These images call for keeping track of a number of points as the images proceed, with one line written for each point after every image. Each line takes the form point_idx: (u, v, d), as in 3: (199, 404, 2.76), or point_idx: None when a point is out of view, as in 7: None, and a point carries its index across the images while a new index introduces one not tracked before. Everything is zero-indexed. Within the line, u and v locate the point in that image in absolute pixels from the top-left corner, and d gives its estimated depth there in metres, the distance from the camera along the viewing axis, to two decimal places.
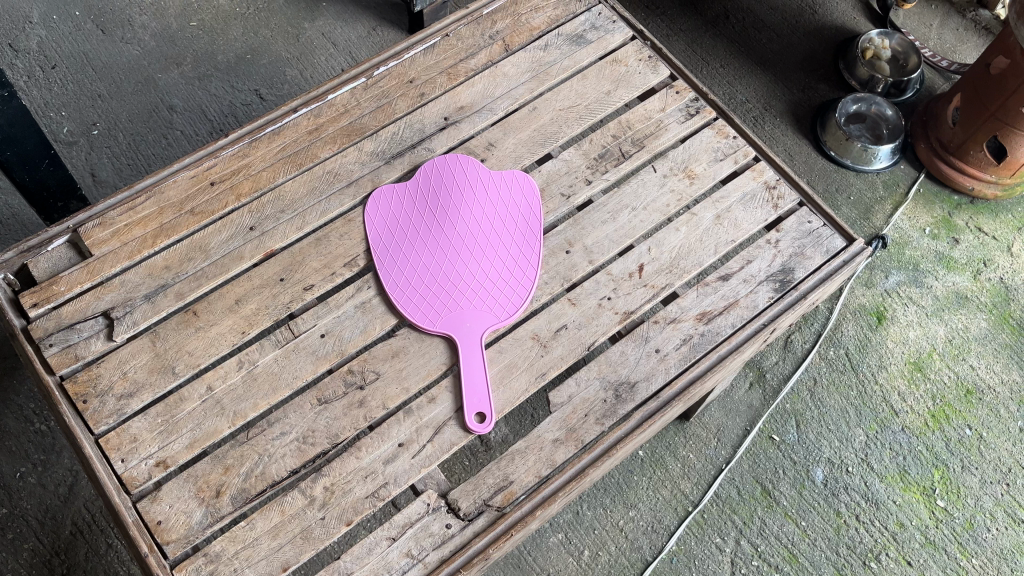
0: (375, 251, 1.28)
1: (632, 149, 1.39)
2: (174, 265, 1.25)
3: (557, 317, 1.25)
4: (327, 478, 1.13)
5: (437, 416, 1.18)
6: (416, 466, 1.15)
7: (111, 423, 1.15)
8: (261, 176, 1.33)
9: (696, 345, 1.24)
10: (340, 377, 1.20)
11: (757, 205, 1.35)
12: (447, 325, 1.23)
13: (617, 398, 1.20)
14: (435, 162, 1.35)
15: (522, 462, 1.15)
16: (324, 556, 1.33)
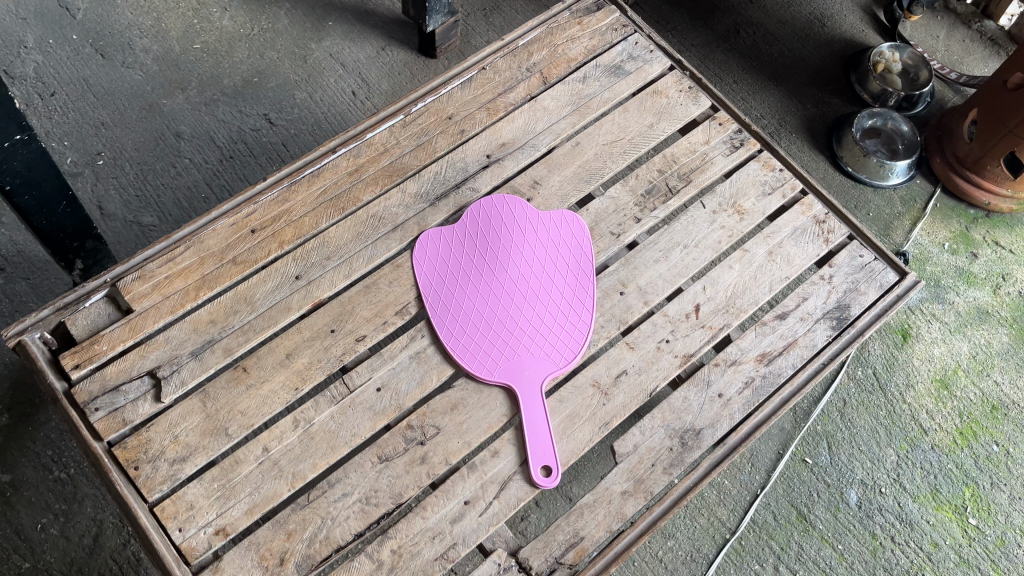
0: (426, 298, 1.24)
1: (679, 184, 1.36)
2: (219, 319, 1.21)
3: (616, 362, 1.22)
4: (394, 540, 1.10)
5: (502, 471, 1.15)
6: (485, 524, 1.12)
7: (165, 490, 1.11)
8: (303, 221, 1.28)
9: (758, 388, 1.22)
10: (400, 433, 1.16)
11: (808, 239, 1.34)
12: (506, 374, 1.20)
13: (683, 446, 1.18)
14: (482, 203, 1.32)
15: (591, 517, 1.13)
16: None
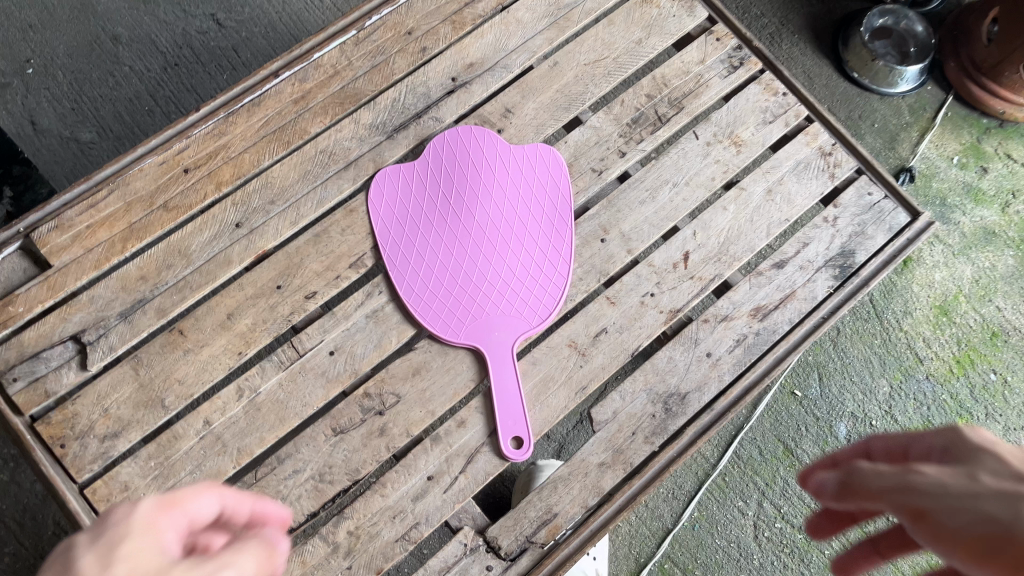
0: (383, 249, 1.11)
1: (669, 111, 1.21)
2: (150, 275, 1.07)
3: (595, 319, 1.10)
4: (351, 521, 1.01)
5: (469, 443, 1.05)
6: (450, 502, 1.03)
7: (97, 469, 1.01)
8: (243, 159, 1.13)
9: (751, 346, 1.11)
10: (356, 402, 1.05)
11: (811, 175, 1.20)
12: (474, 335, 1.08)
13: (667, 413, 1.08)
14: (446, 136, 1.16)
15: (566, 492, 1.04)
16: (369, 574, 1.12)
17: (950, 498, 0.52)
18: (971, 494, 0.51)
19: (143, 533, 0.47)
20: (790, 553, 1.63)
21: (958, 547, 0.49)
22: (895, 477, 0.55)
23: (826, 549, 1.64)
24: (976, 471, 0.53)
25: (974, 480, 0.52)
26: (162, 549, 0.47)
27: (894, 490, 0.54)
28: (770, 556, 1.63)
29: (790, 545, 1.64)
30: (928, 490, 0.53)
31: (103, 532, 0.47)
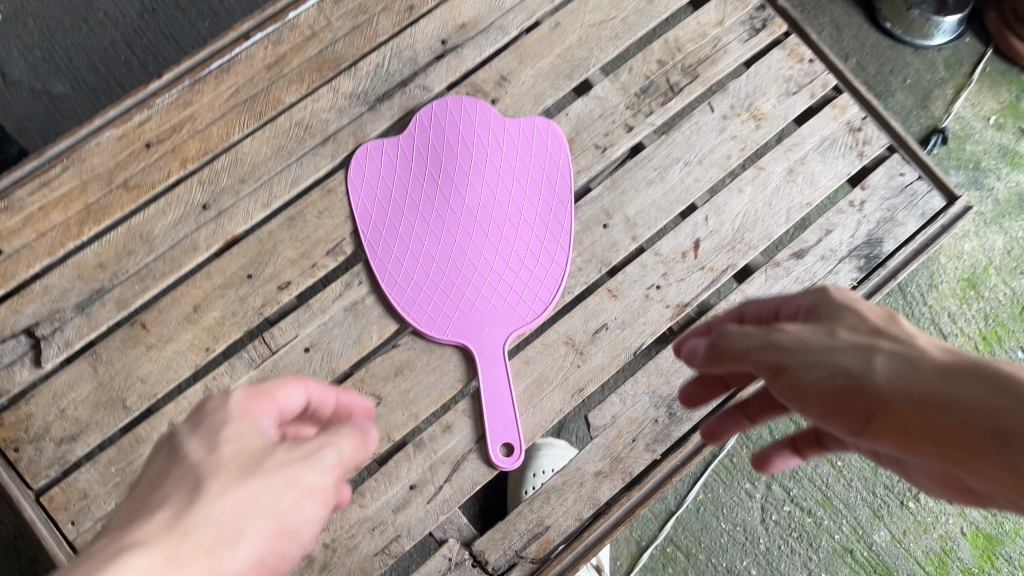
0: (364, 234, 1.01)
1: (683, 80, 1.09)
2: (109, 262, 0.98)
3: (595, 314, 1.01)
4: (327, 533, 0.94)
5: (456, 449, 0.97)
6: (434, 514, 0.96)
7: (54, 474, 0.94)
8: (210, 132, 1.03)
9: None
10: None
11: (838, 153, 1.08)
12: (462, 331, 0.99)
13: (670, 418, 0.99)
14: (434, 107, 1.05)
15: (559, 503, 0.97)
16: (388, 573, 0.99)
17: (808, 353, 0.59)
18: (827, 347, 0.58)
19: (242, 419, 0.56)
20: (798, 537, 1.57)
21: (814, 399, 0.57)
22: (757, 337, 0.63)
23: (836, 533, 1.58)
24: (834, 328, 0.60)
25: (830, 335, 0.60)
26: (261, 433, 0.56)
27: (754, 347, 0.62)
28: (776, 540, 1.56)
29: (798, 529, 1.57)
30: (788, 345, 0.60)
31: (204, 420, 0.56)
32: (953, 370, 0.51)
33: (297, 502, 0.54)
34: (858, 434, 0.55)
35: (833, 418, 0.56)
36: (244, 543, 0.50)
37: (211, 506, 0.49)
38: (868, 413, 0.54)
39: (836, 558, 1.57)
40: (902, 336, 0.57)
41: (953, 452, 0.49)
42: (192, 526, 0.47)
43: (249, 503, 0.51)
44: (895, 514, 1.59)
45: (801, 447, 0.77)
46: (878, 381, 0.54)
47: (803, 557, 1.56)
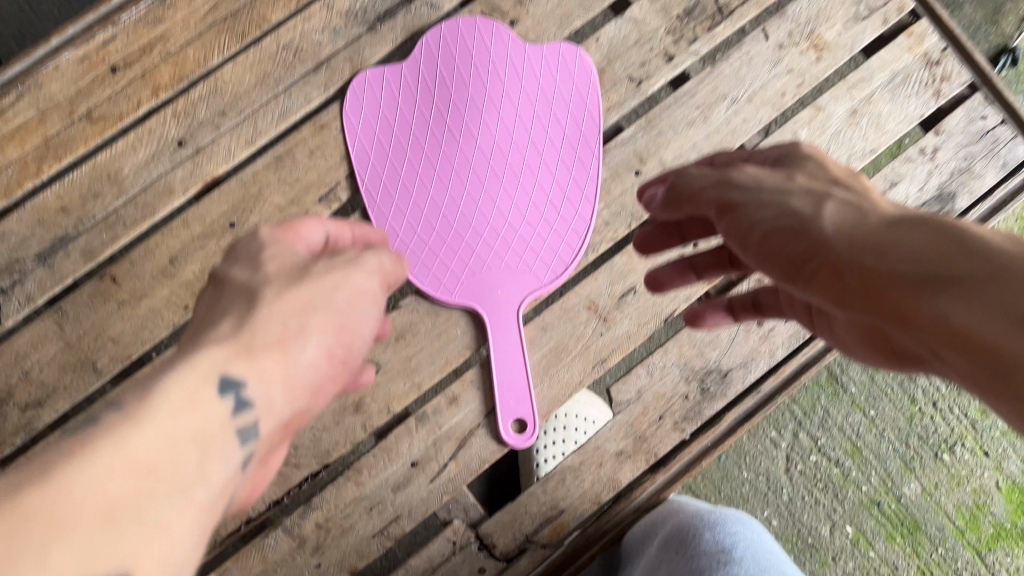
0: (361, 179, 0.89)
1: (733, 2, 0.94)
2: (72, 206, 0.87)
3: (622, 276, 0.89)
4: (320, 512, 0.86)
5: (462, 423, 0.88)
6: (437, 494, 0.87)
7: (20, 442, 0.85)
8: (186, 55, 0.89)
9: None
10: None
11: (910, 91, 0.94)
12: (470, 293, 0.88)
13: (703, 394, 0.89)
14: (443, 31, 0.91)
15: (575, 485, 0.88)
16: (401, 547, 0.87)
17: (761, 193, 0.58)
18: (780, 190, 0.57)
19: (278, 243, 0.67)
20: (823, 489, 1.40)
21: (758, 237, 0.57)
22: (715, 177, 0.62)
23: (864, 485, 1.41)
24: (793, 176, 0.60)
25: (788, 181, 0.59)
26: (297, 249, 0.68)
27: (710, 187, 0.61)
28: (800, 491, 1.40)
29: (823, 483, 1.40)
30: (744, 185, 0.59)
31: (245, 249, 0.67)
32: (902, 222, 0.49)
33: (345, 308, 0.64)
34: (799, 281, 0.54)
35: (773, 262, 0.56)
36: (309, 338, 0.60)
37: (268, 315, 0.59)
38: (811, 258, 0.53)
39: (862, 510, 1.40)
40: (862, 194, 0.56)
41: (883, 302, 0.47)
42: (257, 328, 0.58)
43: (305, 306, 0.61)
44: (928, 467, 1.42)
45: (732, 309, 0.81)
46: (824, 231, 0.52)
47: (827, 509, 1.40)
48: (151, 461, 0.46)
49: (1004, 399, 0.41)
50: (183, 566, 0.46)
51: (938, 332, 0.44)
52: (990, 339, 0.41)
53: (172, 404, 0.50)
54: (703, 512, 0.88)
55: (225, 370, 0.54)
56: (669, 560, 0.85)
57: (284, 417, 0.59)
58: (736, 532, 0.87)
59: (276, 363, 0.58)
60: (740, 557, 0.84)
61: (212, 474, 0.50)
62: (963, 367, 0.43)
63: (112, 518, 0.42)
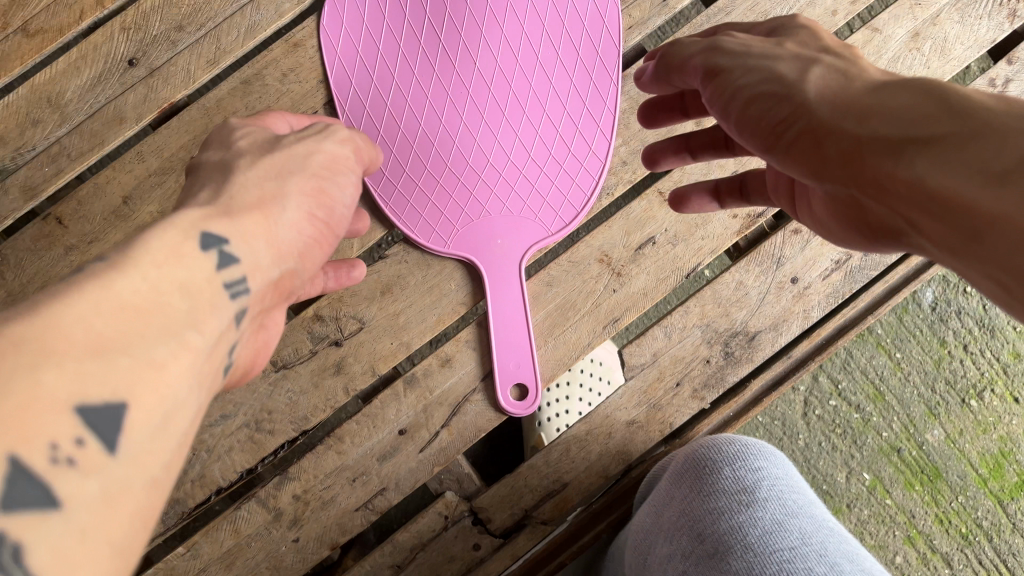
0: (341, 108, 0.76)
1: None
2: (8, 135, 0.75)
3: (640, 224, 0.79)
4: (298, 483, 0.78)
5: (456, 388, 0.78)
6: (427, 465, 0.78)
7: None
8: None
9: (854, 272, 0.80)
10: (304, 327, 0.77)
11: (981, 12, 0.80)
12: (467, 242, 0.77)
13: (726, 358, 0.79)
14: None
15: (581, 457, 0.79)
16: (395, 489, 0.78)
17: (748, 58, 0.53)
18: (768, 55, 0.52)
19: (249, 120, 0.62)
20: (841, 435, 1.23)
21: (739, 104, 0.52)
22: (705, 43, 0.57)
23: (884, 431, 1.23)
24: (784, 41, 0.55)
25: (777, 46, 0.54)
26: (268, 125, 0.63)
27: (696, 54, 0.57)
28: (817, 437, 1.23)
29: (843, 430, 1.23)
30: (732, 50, 0.55)
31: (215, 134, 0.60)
32: (891, 84, 0.44)
33: (324, 173, 0.56)
34: (775, 151, 0.50)
35: (752, 132, 0.51)
36: (288, 200, 0.52)
37: (244, 182, 0.51)
38: (790, 126, 0.48)
39: (881, 457, 1.23)
40: (855, 59, 0.51)
41: (864, 169, 0.42)
42: (233, 194, 0.49)
43: (279, 170, 0.53)
44: (953, 413, 1.24)
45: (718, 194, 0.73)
46: (807, 96, 0.48)
47: (844, 456, 1.23)
48: (141, 299, 0.37)
49: (984, 267, 0.36)
50: (184, 413, 0.38)
51: (916, 197, 0.38)
52: (965, 198, 0.35)
53: (159, 250, 0.40)
54: (725, 442, 0.75)
55: (208, 226, 0.44)
56: (682, 495, 0.72)
57: (275, 280, 0.50)
58: (762, 469, 0.73)
59: (258, 220, 0.49)
60: (766, 498, 0.70)
61: (209, 321, 0.41)
62: (938, 234, 0.38)
63: (107, 353, 0.34)
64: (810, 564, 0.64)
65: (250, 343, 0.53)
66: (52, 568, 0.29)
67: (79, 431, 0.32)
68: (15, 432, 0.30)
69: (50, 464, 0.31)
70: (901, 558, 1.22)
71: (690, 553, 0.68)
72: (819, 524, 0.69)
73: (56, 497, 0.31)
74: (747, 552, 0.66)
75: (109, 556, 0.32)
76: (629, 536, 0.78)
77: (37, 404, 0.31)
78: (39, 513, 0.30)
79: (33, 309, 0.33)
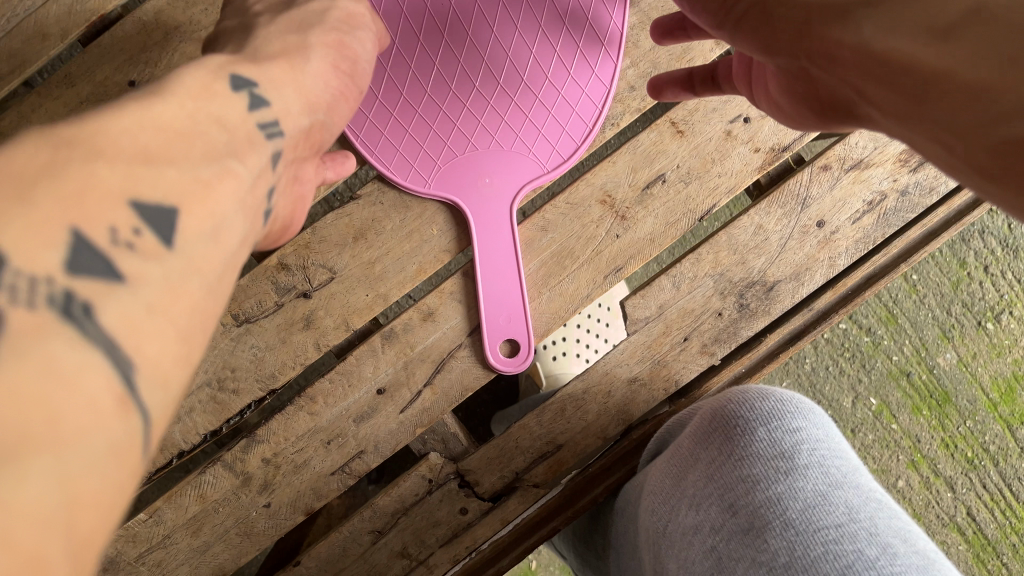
0: None
1: None
2: None
3: (650, 159, 0.70)
4: (267, 446, 0.71)
5: (441, 343, 0.70)
6: (409, 427, 0.71)
7: None
8: None
9: (888, 214, 0.71)
10: (267, 276, 0.68)
11: None
12: (451, 180, 0.67)
13: (740, 311, 0.71)
14: None
15: (577, 417, 0.72)
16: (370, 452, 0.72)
17: None
18: None
19: None
20: (849, 358, 1.09)
21: None
22: None
23: (894, 355, 1.09)
24: None
25: None
26: None
27: None
28: (823, 360, 1.09)
29: (850, 354, 1.09)
30: None
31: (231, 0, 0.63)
32: None
33: (342, 27, 0.57)
34: (724, 27, 0.52)
35: (702, 10, 0.53)
36: (311, 52, 0.53)
37: (266, 38, 0.54)
38: (737, 4, 0.50)
39: (889, 382, 1.09)
40: None
41: (813, 41, 0.44)
42: (257, 47, 0.52)
43: (299, 26, 0.55)
44: (967, 337, 1.09)
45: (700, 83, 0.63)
46: None
47: (851, 380, 1.10)
48: (178, 125, 0.38)
49: (930, 130, 0.37)
50: (233, 233, 0.38)
51: (862, 62, 0.40)
52: (906, 54, 0.37)
53: (190, 87, 0.42)
54: (758, 398, 0.60)
55: (233, 70, 0.46)
56: (708, 459, 0.59)
57: (309, 128, 0.50)
58: (802, 430, 0.58)
59: (284, 68, 0.50)
60: (807, 465, 0.56)
61: (249, 156, 0.42)
62: (885, 102, 0.40)
63: (152, 160, 0.35)
64: (861, 547, 0.50)
65: (290, 198, 0.52)
66: (122, 329, 0.29)
67: (136, 221, 0.32)
68: (77, 207, 0.30)
69: (110, 242, 0.31)
70: (903, 482, 1.10)
71: (718, 527, 0.54)
72: (869, 496, 0.54)
73: (120, 272, 0.31)
74: (787, 530, 0.52)
75: (175, 337, 0.32)
76: (643, 499, 0.64)
77: (93, 189, 0.31)
78: (107, 282, 0.30)
79: (79, 121, 0.34)
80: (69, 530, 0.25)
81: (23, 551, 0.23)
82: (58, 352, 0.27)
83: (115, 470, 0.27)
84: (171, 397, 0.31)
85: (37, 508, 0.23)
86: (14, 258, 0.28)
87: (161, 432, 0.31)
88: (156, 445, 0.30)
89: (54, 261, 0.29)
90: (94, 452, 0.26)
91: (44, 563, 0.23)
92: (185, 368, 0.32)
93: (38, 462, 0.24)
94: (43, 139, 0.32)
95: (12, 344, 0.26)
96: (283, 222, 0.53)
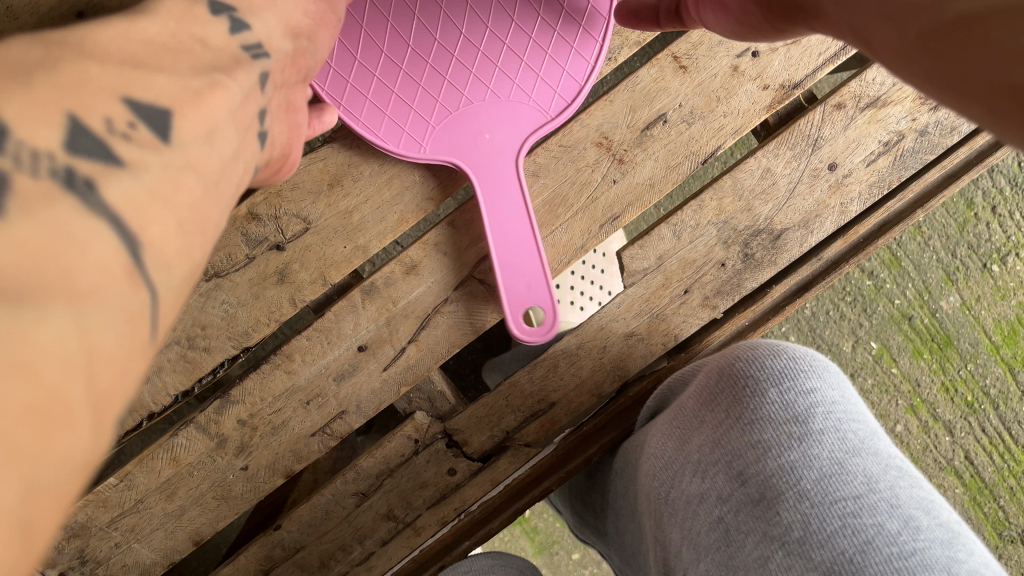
0: None
1: None
2: None
3: (649, 98, 0.64)
4: (242, 407, 0.67)
5: (426, 297, 0.66)
6: (393, 385, 0.67)
7: None
8: None
9: (905, 156, 0.66)
10: (236, 227, 0.63)
11: None
12: (448, 139, 0.62)
13: (745, 261, 0.67)
14: None
15: (570, 373, 0.68)
16: (352, 411, 0.68)
17: None
18: None
19: None
20: (850, 303, 1.05)
21: None
22: None
23: (897, 299, 1.05)
24: None
25: None
26: None
27: None
28: (824, 305, 1.05)
29: (852, 298, 1.05)
30: None
31: None
32: None
33: None
34: None
35: None
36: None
37: None
38: None
39: (890, 326, 1.05)
40: None
41: None
42: None
43: None
44: (972, 281, 1.05)
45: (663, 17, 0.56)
46: None
47: (852, 325, 1.05)
48: (163, 41, 0.36)
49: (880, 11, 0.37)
50: (233, 147, 0.35)
51: None
52: None
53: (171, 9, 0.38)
54: (769, 354, 0.56)
55: None
56: (714, 421, 0.55)
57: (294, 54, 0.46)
58: (817, 391, 0.54)
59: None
60: (822, 431, 0.52)
61: (241, 72, 0.39)
62: None
63: (140, 68, 0.32)
64: (881, 521, 0.46)
65: (285, 128, 0.46)
66: (127, 205, 0.27)
67: (130, 116, 0.29)
68: (69, 98, 0.28)
69: (106, 131, 0.28)
70: (901, 427, 1.06)
71: (726, 498, 0.51)
72: (889, 464, 0.50)
73: (119, 157, 0.28)
74: (802, 503, 0.48)
75: (177, 226, 0.29)
76: (642, 462, 0.61)
77: (81, 84, 0.29)
78: (106, 163, 0.27)
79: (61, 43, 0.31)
80: (89, 379, 0.23)
81: (46, 386, 0.21)
82: (64, 217, 0.25)
83: (132, 334, 0.25)
84: (179, 285, 0.28)
85: (62, 348, 0.22)
86: (10, 128, 0.26)
87: (171, 317, 0.28)
88: (166, 329, 0.28)
89: (54, 140, 0.26)
90: (111, 310, 0.24)
91: (67, 400, 0.21)
92: (191, 262, 0.30)
93: (58, 309, 0.22)
94: (34, 42, 0.31)
95: (22, 205, 0.24)
96: (280, 153, 0.47)
